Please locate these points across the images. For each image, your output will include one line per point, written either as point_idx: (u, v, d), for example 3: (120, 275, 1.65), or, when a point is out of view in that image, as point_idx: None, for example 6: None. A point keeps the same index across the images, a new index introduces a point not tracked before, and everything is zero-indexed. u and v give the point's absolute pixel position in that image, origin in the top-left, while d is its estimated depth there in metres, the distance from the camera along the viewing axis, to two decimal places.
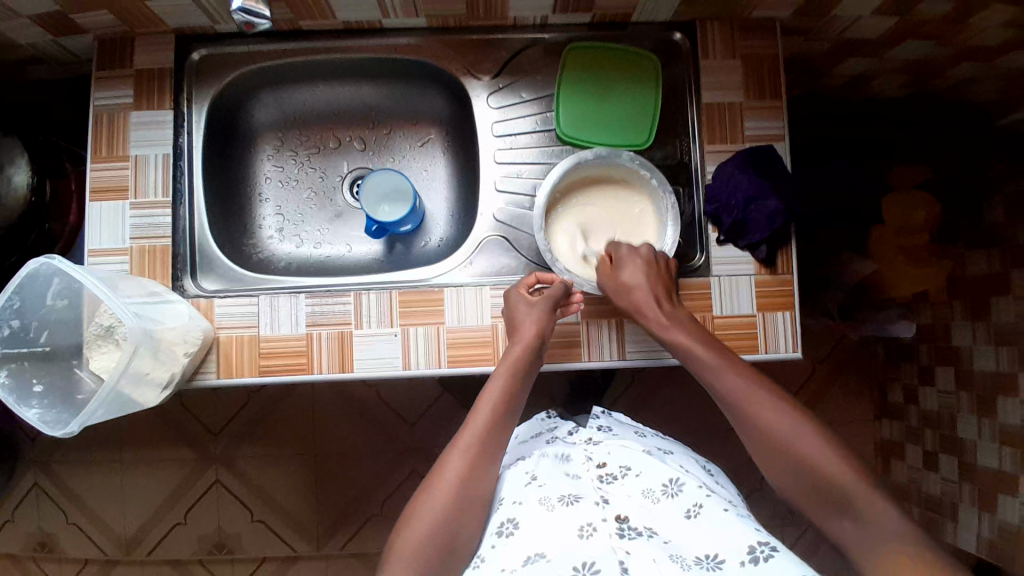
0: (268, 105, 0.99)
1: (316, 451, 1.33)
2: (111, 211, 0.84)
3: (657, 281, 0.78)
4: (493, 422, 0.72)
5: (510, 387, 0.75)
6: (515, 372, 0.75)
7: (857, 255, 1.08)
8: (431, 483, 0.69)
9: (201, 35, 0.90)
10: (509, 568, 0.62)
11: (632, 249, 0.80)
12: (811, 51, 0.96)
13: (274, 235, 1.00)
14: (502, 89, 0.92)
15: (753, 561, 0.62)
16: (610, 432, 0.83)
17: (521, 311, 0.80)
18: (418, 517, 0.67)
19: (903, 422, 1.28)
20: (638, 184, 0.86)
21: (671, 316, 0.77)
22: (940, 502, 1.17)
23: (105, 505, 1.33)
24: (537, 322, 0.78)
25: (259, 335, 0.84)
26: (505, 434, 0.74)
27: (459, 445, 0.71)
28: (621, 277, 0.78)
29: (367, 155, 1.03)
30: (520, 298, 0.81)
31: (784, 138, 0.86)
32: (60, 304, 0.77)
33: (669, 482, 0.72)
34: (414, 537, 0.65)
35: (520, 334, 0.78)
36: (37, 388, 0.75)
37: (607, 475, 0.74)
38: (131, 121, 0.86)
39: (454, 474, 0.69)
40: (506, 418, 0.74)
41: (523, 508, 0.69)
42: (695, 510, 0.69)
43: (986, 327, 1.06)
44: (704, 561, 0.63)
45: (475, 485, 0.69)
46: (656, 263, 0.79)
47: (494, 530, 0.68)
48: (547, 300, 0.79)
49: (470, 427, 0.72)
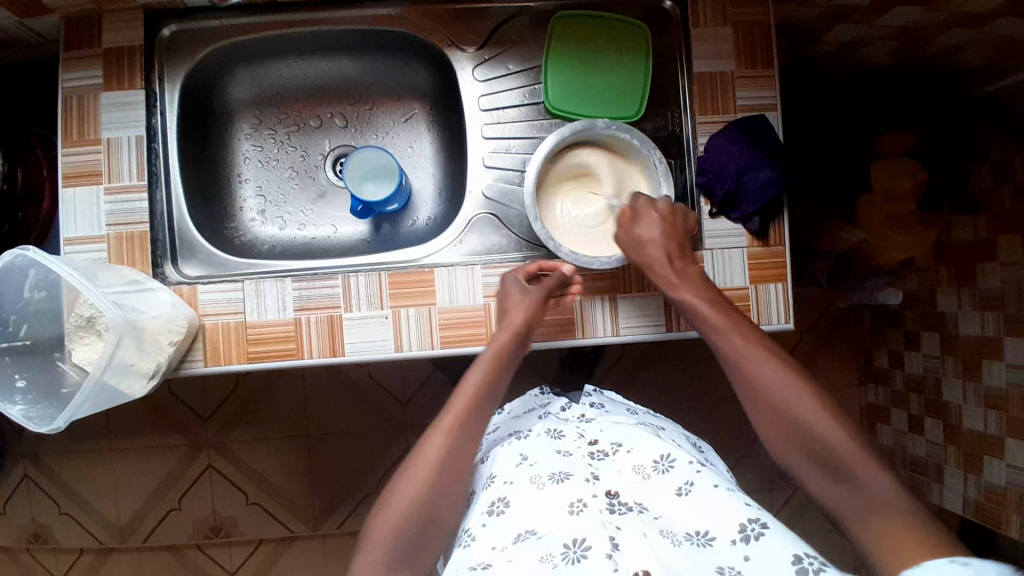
0: (243, 82, 0.95)
1: (308, 433, 1.33)
2: (85, 197, 0.81)
3: (673, 238, 0.77)
4: (476, 400, 0.72)
5: (491, 365, 0.74)
6: (501, 352, 0.75)
7: (846, 224, 1.09)
8: (410, 466, 0.68)
9: (169, 9, 0.85)
10: (500, 547, 0.62)
11: (650, 201, 0.79)
12: (801, 17, 0.94)
13: (256, 217, 0.97)
14: (488, 61, 0.89)
15: (743, 540, 0.61)
16: (602, 409, 0.84)
17: (513, 296, 0.79)
18: (398, 499, 0.66)
19: (889, 387, 1.30)
20: (620, 148, 0.84)
21: (682, 272, 0.76)
22: (925, 464, 1.20)
23: (97, 495, 1.32)
24: (526, 309, 0.77)
25: (245, 321, 0.82)
26: (486, 412, 0.73)
27: (441, 427, 0.70)
28: (635, 230, 0.78)
29: (349, 133, 1.00)
30: (515, 282, 0.80)
31: (776, 108, 0.85)
32: (37, 296, 0.74)
33: (660, 458, 0.71)
34: (393, 521, 0.65)
35: (510, 318, 0.77)
36: (20, 384, 0.73)
37: (599, 451, 0.74)
38: (100, 102, 0.82)
39: (433, 459, 0.68)
40: (486, 403, 0.73)
41: (515, 487, 0.68)
42: (687, 489, 0.67)
43: (972, 291, 1.07)
44: (693, 537, 0.63)
45: (457, 467, 0.68)
46: (673, 218, 0.78)
47: (483, 509, 0.67)
48: (539, 291, 0.78)
49: (449, 412, 0.71)
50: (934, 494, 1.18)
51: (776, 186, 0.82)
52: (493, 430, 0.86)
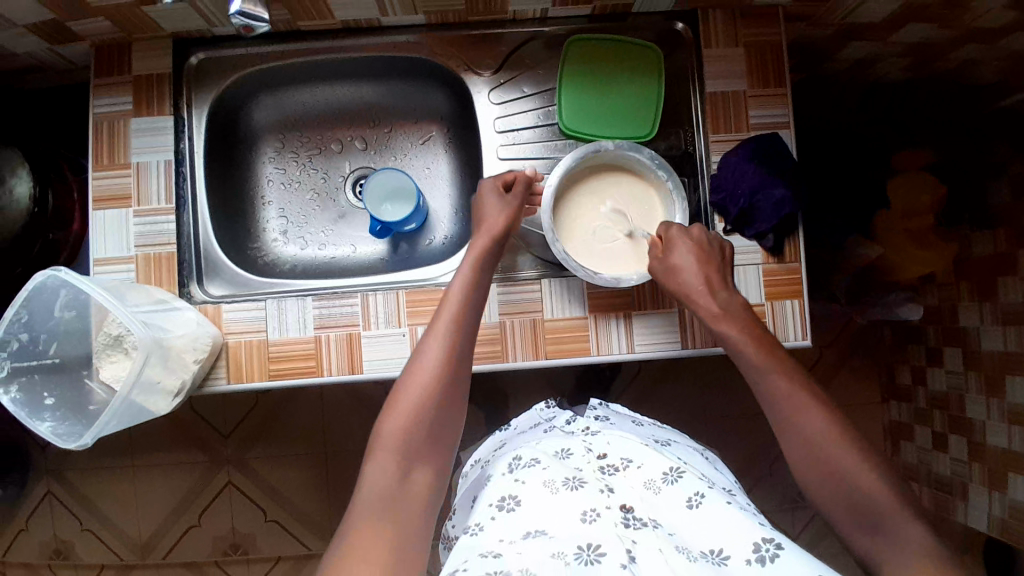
0: (267, 107, 0.98)
1: (325, 449, 1.34)
2: (114, 220, 0.84)
3: (707, 264, 0.78)
4: (467, 302, 0.76)
5: (477, 270, 0.78)
6: (484, 255, 0.78)
7: (864, 239, 1.08)
8: (412, 371, 0.71)
9: (198, 38, 0.89)
10: (508, 539, 0.62)
11: (683, 231, 0.80)
12: (813, 36, 0.95)
13: (279, 238, 0.99)
14: (503, 85, 0.91)
15: (759, 561, 0.60)
16: (607, 422, 0.84)
17: (491, 202, 0.82)
18: (404, 401, 0.69)
19: (911, 403, 1.28)
20: (653, 185, 0.85)
21: (725, 305, 0.77)
22: (949, 482, 1.17)
23: (119, 511, 1.34)
24: (506, 214, 0.81)
25: (267, 340, 0.84)
26: (476, 318, 0.77)
27: (436, 329, 0.74)
28: (670, 257, 0.78)
29: (368, 155, 1.02)
30: (492, 189, 0.83)
31: (789, 126, 0.85)
32: (67, 316, 0.76)
33: (669, 471, 0.72)
34: (401, 425, 0.68)
35: (487, 223, 0.81)
36: (49, 401, 0.76)
37: (609, 466, 0.74)
38: (130, 127, 0.85)
39: (433, 362, 0.71)
40: (476, 302, 0.77)
41: (526, 486, 0.68)
42: (697, 500, 0.67)
43: (993, 306, 1.05)
44: (709, 555, 0.62)
45: (457, 369, 0.72)
46: (706, 246, 0.79)
47: (493, 503, 0.68)
48: (516, 200, 0.82)
49: (444, 316, 0.74)
50: (958, 513, 1.15)
51: (790, 204, 0.82)
52: (498, 446, 0.87)
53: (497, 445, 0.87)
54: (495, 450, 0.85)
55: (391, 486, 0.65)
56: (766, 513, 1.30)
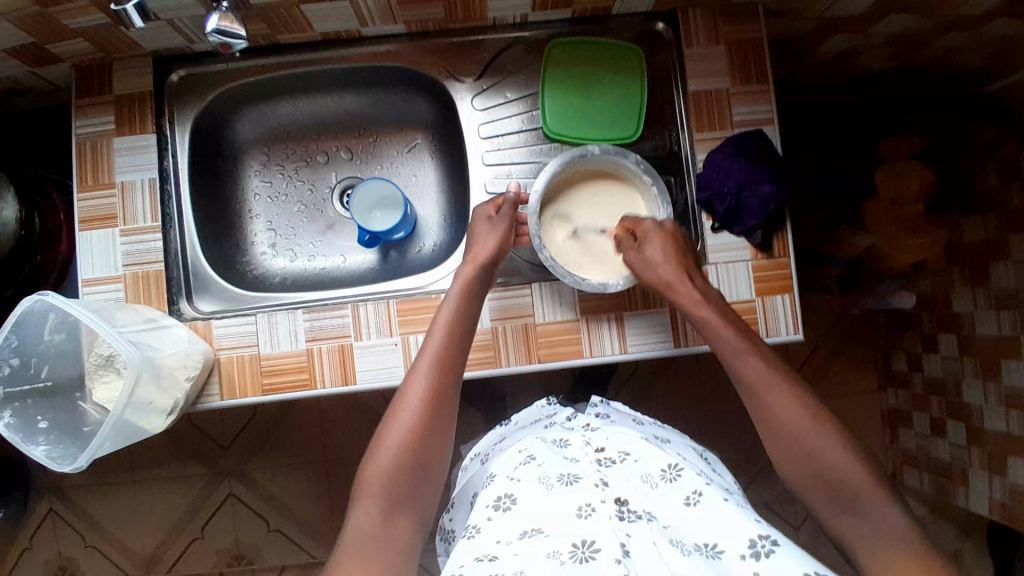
0: (251, 120, 0.98)
1: (325, 458, 1.34)
2: (102, 240, 0.84)
3: (681, 257, 0.78)
4: (449, 343, 0.75)
5: (461, 308, 0.78)
6: (468, 291, 0.78)
7: (854, 230, 1.08)
8: (394, 415, 0.71)
9: (179, 56, 0.89)
10: (505, 540, 0.62)
11: (657, 224, 0.80)
12: (794, 32, 0.95)
13: (267, 251, 0.99)
14: (486, 90, 0.91)
15: (753, 556, 0.60)
16: (608, 419, 0.84)
17: (482, 228, 0.82)
18: (385, 447, 0.70)
19: (908, 390, 1.27)
20: (639, 190, 0.85)
21: (703, 291, 0.77)
22: (950, 467, 1.17)
23: (122, 527, 1.34)
24: (496, 241, 0.81)
25: (260, 353, 0.84)
26: (461, 359, 0.76)
27: (419, 370, 0.74)
28: (646, 250, 0.78)
29: (354, 165, 1.02)
30: (483, 214, 0.83)
31: (773, 122, 0.85)
32: (57, 339, 0.76)
33: (667, 468, 0.71)
34: (383, 470, 0.68)
35: (473, 255, 0.81)
36: (43, 425, 0.76)
37: (606, 459, 0.74)
38: (113, 147, 0.85)
39: (417, 401, 0.72)
40: (461, 339, 0.76)
41: (521, 485, 0.69)
42: (696, 498, 0.67)
43: (987, 291, 1.04)
44: (704, 549, 0.62)
45: (440, 411, 0.72)
46: (678, 238, 0.79)
47: (489, 504, 0.68)
48: (503, 222, 0.82)
49: (428, 354, 0.74)
50: (960, 498, 1.15)
51: (777, 200, 0.83)
52: (499, 440, 0.87)
53: (498, 438, 0.87)
54: (496, 444, 0.86)
55: (373, 531, 0.66)
56: (768, 506, 1.30)
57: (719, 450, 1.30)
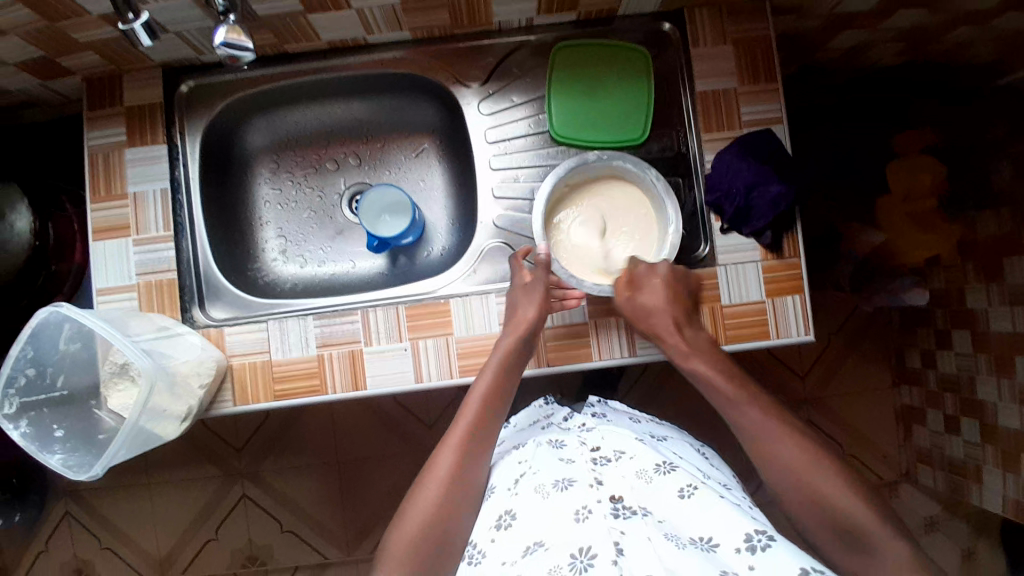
0: (260, 129, 0.99)
1: (337, 459, 1.35)
2: (115, 250, 0.85)
3: (676, 306, 0.79)
4: (482, 415, 0.76)
5: (499, 380, 0.77)
6: (507, 364, 0.78)
7: (864, 227, 1.07)
8: (424, 483, 0.72)
9: (187, 67, 0.90)
10: (509, 560, 0.64)
11: (650, 268, 0.80)
12: (803, 28, 0.94)
13: (278, 257, 1.00)
14: (492, 95, 0.91)
15: (749, 550, 0.60)
16: (604, 418, 0.83)
17: (519, 300, 0.81)
18: (412, 516, 0.70)
19: (922, 387, 1.26)
20: (615, 173, 0.86)
21: (693, 342, 0.79)
22: (964, 464, 1.16)
23: (137, 528, 1.36)
24: (533, 315, 0.79)
25: (271, 360, 0.84)
26: (493, 430, 0.77)
27: (450, 441, 0.75)
28: (639, 296, 0.79)
29: (362, 169, 1.02)
30: (518, 282, 0.82)
31: (782, 121, 0.84)
32: (72, 348, 0.78)
33: (661, 463, 0.71)
34: (408, 536, 0.69)
35: (515, 323, 0.79)
36: (59, 433, 0.77)
37: (602, 457, 0.73)
38: (125, 159, 0.86)
39: (445, 471, 0.72)
40: (495, 413, 0.76)
41: (520, 499, 0.69)
42: (690, 490, 0.67)
43: (1000, 287, 1.03)
44: (699, 542, 0.62)
45: (467, 481, 0.73)
46: (675, 281, 0.80)
47: (491, 523, 0.69)
48: (540, 293, 0.80)
49: (461, 423, 0.75)
50: (974, 496, 1.15)
51: (787, 200, 0.82)
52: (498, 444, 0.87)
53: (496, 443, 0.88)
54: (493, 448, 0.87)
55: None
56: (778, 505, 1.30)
57: (729, 449, 1.29)
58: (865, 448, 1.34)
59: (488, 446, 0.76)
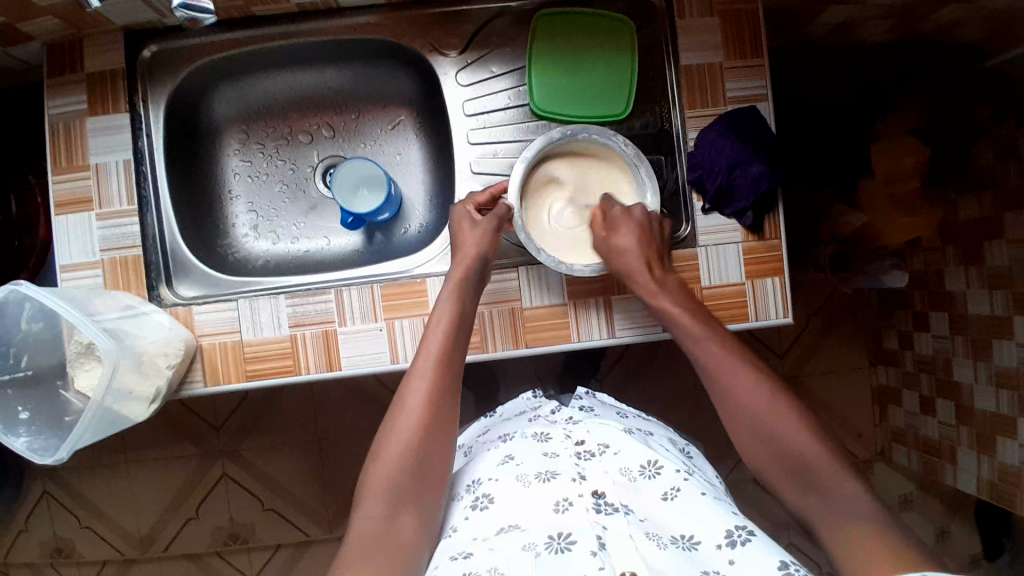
0: (228, 98, 0.95)
1: (316, 438, 1.34)
2: (78, 225, 0.82)
3: (649, 245, 0.77)
4: (446, 346, 0.73)
5: (456, 308, 0.75)
6: (461, 289, 0.76)
7: (848, 207, 1.06)
8: (394, 416, 0.70)
9: (150, 30, 0.85)
10: (481, 537, 0.62)
11: (626, 211, 0.79)
12: (791, 2, 0.92)
13: (249, 233, 0.97)
14: (471, 66, 0.88)
15: (729, 545, 0.60)
16: (591, 412, 0.82)
17: (466, 231, 0.80)
18: (388, 453, 0.67)
19: (899, 368, 1.27)
20: (577, 146, 0.83)
21: (664, 282, 0.77)
22: (938, 445, 1.17)
23: (116, 508, 1.35)
24: (478, 242, 0.78)
25: (242, 340, 0.82)
26: (459, 355, 0.74)
27: (418, 372, 0.72)
28: (614, 238, 0.78)
29: (337, 142, 0.99)
30: (467, 214, 0.81)
31: (767, 98, 0.82)
32: (35, 327, 0.75)
33: (647, 464, 0.70)
34: (385, 474, 0.66)
35: (462, 252, 0.78)
36: (24, 415, 0.75)
37: (586, 451, 0.73)
38: (87, 128, 0.82)
39: (415, 404, 0.70)
40: (458, 337, 0.75)
41: (500, 484, 0.68)
42: (673, 493, 0.67)
43: (979, 270, 1.02)
44: (680, 541, 0.62)
45: (442, 414, 0.70)
46: (650, 225, 0.78)
47: (468, 503, 0.68)
48: (491, 222, 0.79)
49: (426, 353, 0.73)
50: (947, 475, 1.15)
51: (769, 180, 0.80)
52: (483, 432, 0.86)
53: (481, 431, 0.87)
54: (480, 437, 0.85)
55: (378, 533, 0.63)
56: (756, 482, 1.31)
57: (710, 427, 1.30)
58: (842, 426, 1.35)
59: (458, 366, 0.74)
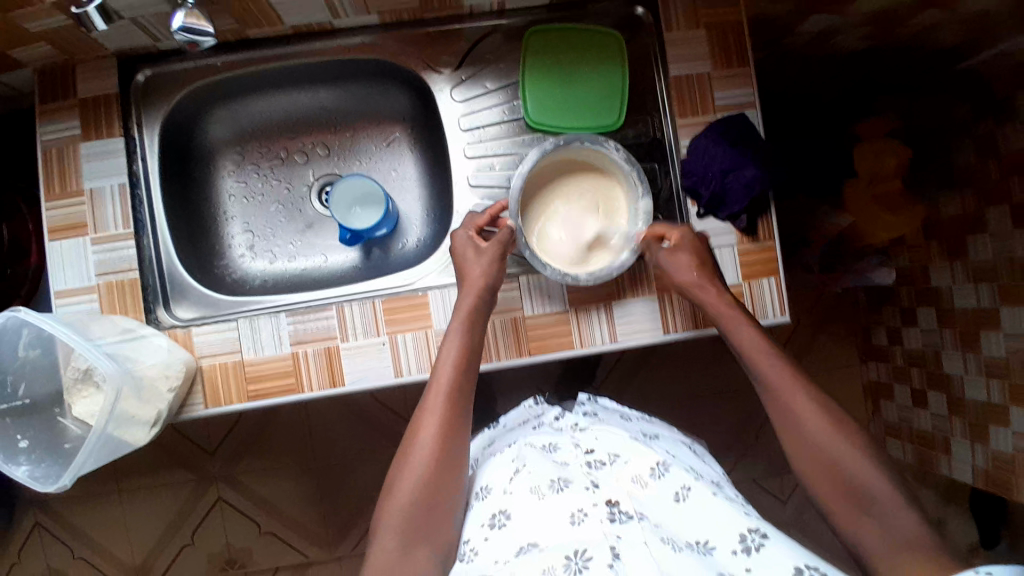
0: (222, 121, 0.95)
1: (314, 458, 1.32)
2: (72, 249, 0.81)
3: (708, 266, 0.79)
4: (458, 381, 0.73)
5: (469, 341, 0.76)
6: (471, 321, 0.76)
7: (834, 209, 1.09)
8: (411, 446, 0.70)
9: (145, 55, 0.86)
10: (502, 560, 0.62)
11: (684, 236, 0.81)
12: (772, 12, 0.95)
13: (245, 253, 0.97)
14: (465, 81, 0.89)
15: (744, 552, 0.61)
16: (596, 417, 0.83)
17: (470, 257, 0.80)
18: (401, 487, 0.68)
19: (889, 362, 1.29)
20: (572, 154, 0.84)
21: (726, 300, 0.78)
22: (932, 436, 1.18)
23: (110, 538, 1.32)
24: (484, 270, 0.78)
25: (243, 360, 0.81)
26: (471, 386, 0.75)
27: (429, 409, 0.72)
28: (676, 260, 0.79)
29: (332, 160, 1.00)
30: (470, 242, 0.81)
31: (755, 105, 0.84)
32: (32, 354, 0.74)
33: (656, 466, 0.71)
34: (399, 508, 0.67)
35: (469, 282, 0.78)
36: (23, 445, 0.73)
37: (596, 460, 0.73)
38: (81, 153, 0.81)
39: (428, 439, 0.70)
40: (467, 370, 0.75)
41: (513, 498, 0.68)
42: (684, 493, 0.67)
43: (964, 265, 1.05)
44: (695, 545, 0.63)
45: (455, 437, 0.72)
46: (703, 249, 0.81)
47: (484, 520, 0.67)
48: (495, 248, 0.79)
49: (437, 387, 0.73)
50: (942, 465, 1.15)
51: (761, 184, 0.82)
52: (488, 444, 0.86)
53: (486, 443, 0.86)
54: (485, 450, 0.85)
55: (391, 564, 0.64)
56: (755, 483, 1.32)
57: (708, 430, 1.31)
58: None
59: (467, 399, 0.74)
